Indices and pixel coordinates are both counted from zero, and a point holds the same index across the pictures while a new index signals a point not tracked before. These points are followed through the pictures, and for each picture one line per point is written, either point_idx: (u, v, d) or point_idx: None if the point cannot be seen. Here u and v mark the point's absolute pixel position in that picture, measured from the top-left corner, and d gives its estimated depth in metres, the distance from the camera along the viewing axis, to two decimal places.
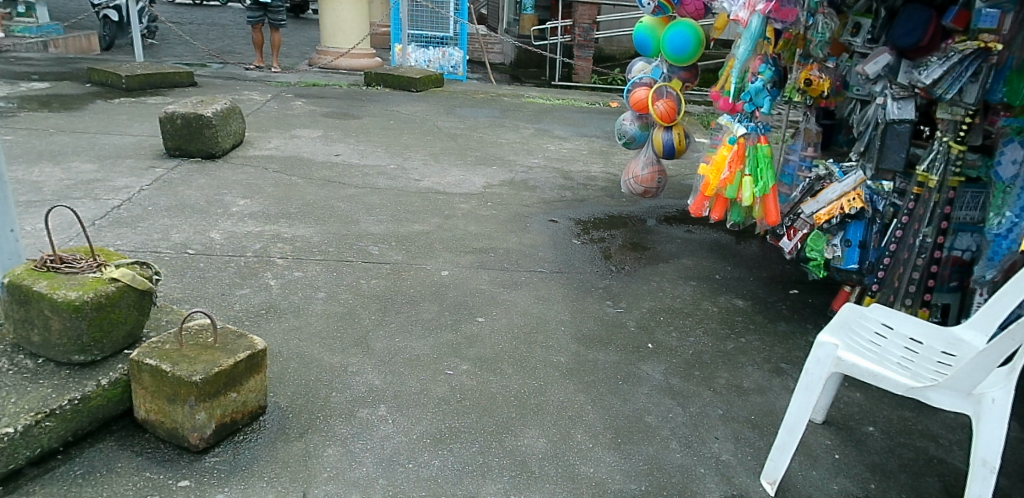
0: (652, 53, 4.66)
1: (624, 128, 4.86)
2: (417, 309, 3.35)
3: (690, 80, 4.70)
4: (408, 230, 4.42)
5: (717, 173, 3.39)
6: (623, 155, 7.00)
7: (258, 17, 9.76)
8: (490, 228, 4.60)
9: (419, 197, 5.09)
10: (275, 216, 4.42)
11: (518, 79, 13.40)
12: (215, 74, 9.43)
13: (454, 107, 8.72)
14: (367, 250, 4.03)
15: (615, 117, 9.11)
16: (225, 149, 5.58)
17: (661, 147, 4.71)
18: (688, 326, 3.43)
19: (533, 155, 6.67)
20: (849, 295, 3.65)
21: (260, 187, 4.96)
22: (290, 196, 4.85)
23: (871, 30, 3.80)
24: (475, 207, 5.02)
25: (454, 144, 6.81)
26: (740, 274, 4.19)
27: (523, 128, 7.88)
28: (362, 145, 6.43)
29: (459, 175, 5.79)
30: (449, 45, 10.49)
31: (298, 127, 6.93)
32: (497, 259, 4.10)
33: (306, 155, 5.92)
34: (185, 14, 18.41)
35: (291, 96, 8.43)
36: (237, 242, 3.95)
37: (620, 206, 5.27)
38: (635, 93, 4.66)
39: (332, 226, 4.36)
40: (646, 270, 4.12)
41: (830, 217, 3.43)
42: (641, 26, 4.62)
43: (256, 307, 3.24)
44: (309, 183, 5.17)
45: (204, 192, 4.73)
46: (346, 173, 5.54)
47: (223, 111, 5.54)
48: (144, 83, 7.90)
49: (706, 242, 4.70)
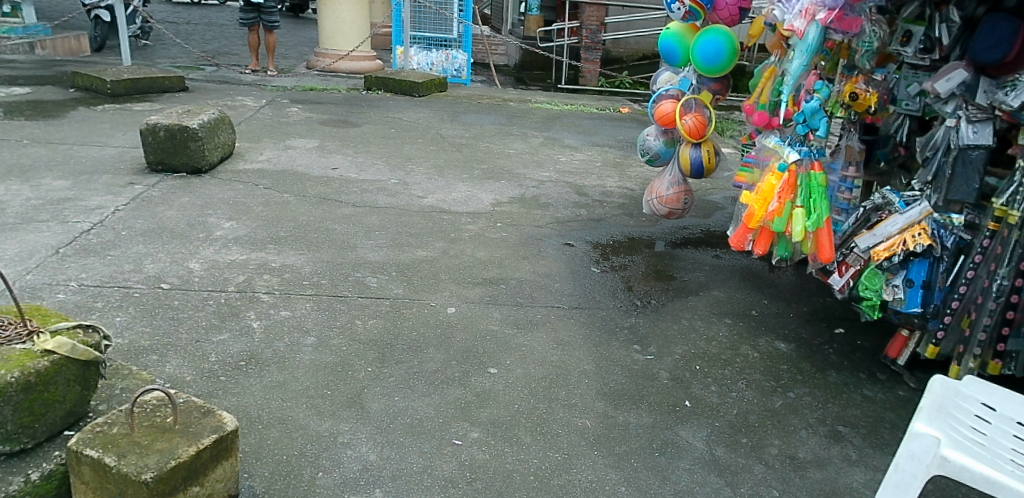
0: (680, 62, 4.26)
1: (648, 144, 4.46)
2: (419, 357, 2.94)
3: (720, 91, 4.31)
4: (410, 257, 4.02)
5: (764, 204, 2.98)
6: (639, 167, 6.58)
7: (253, 18, 9.37)
8: (499, 254, 4.19)
9: (421, 218, 4.68)
10: (263, 241, 4.01)
11: (523, 82, 12.99)
12: (207, 77, 9.04)
13: (458, 114, 8.31)
14: (365, 283, 3.61)
15: (626, 125, 8.69)
16: (212, 163, 5.19)
17: (688, 165, 4.33)
18: (728, 377, 3.01)
19: (544, 167, 6.25)
20: (907, 340, 3.21)
21: (249, 207, 4.55)
22: (282, 217, 4.44)
23: (924, 39, 3.31)
24: (483, 228, 4.62)
25: (459, 156, 6.40)
26: (778, 309, 3.77)
27: (531, 137, 7.46)
28: (361, 157, 6.02)
29: (464, 190, 5.38)
30: (453, 47, 10.08)
31: (293, 136, 6.53)
32: (509, 291, 3.69)
33: (300, 169, 5.52)
34: (183, 13, 18.04)
35: (287, 102, 8.03)
36: (218, 274, 3.55)
37: (640, 227, 4.86)
38: (661, 106, 4.26)
39: (327, 252, 3.95)
40: (674, 304, 3.70)
41: (892, 254, 3.02)
42: (668, 32, 4.23)
43: (235, 355, 2.83)
44: (303, 201, 4.77)
45: (186, 213, 4.33)
46: (343, 189, 5.14)
47: (210, 122, 5.16)
48: (131, 88, 7.52)
49: (737, 269, 4.28)
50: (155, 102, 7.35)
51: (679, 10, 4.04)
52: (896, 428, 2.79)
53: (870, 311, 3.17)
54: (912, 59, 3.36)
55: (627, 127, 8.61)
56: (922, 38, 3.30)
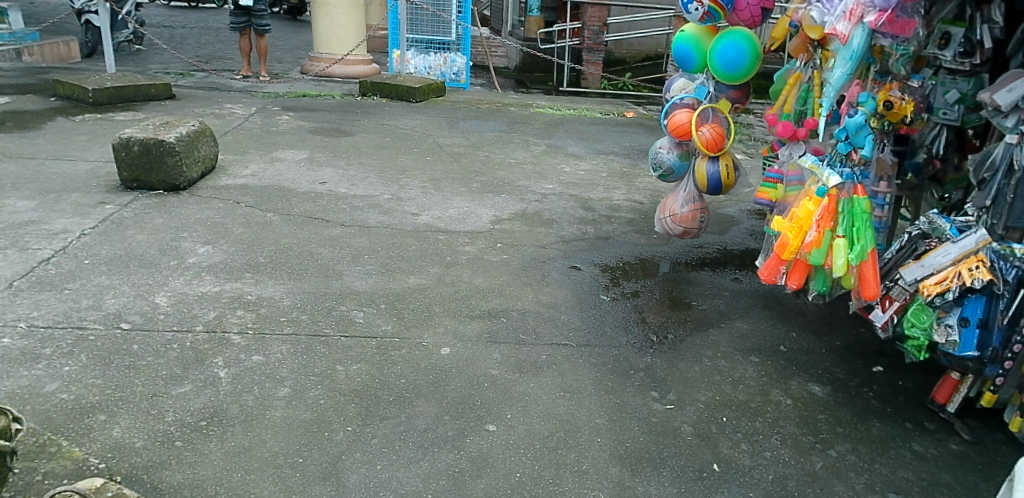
0: (695, 68, 3.89)
1: (660, 157, 4.05)
2: (408, 410, 2.59)
3: (740, 100, 3.94)
4: (401, 285, 3.66)
5: (800, 233, 2.63)
6: (647, 177, 6.22)
7: (243, 22, 9.05)
8: (500, 280, 3.83)
9: (415, 238, 4.33)
10: (241, 269, 3.66)
11: (524, 84, 12.63)
12: (196, 84, 8.69)
13: (457, 120, 7.96)
14: (350, 318, 3.25)
15: (631, 131, 8.33)
16: (191, 179, 4.84)
17: (705, 181, 3.95)
18: (760, 432, 2.65)
19: (546, 179, 5.89)
20: (958, 384, 2.84)
21: (228, 228, 4.20)
22: (263, 240, 4.08)
23: (966, 41, 2.91)
24: (482, 249, 4.26)
25: (457, 167, 6.05)
26: (807, 345, 3.41)
27: (533, 145, 7.11)
28: (353, 169, 5.67)
29: (462, 206, 5.03)
30: (452, 51, 9.73)
31: (282, 147, 6.18)
32: (510, 325, 3.33)
33: (287, 183, 5.16)
34: (177, 17, 17.70)
35: (278, 109, 7.69)
36: (186, 310, 3.19)
37: (653, 246, 4.49)
38: (675, 116, 3.88)
39: (310, 281, 3.59)
40: (694, 340, 3.35)
41: (944, 289, 2.65)
42: (682, 35, 3.85)
43: (196, 413, 2.47)
44: (288, 221, 4.42)
45: (159, 236, 3.97)
46: (332, 205, 4.78)
47: (189, 135, 4.81)
48: (114, 97, 7.18)
49: (759, 295, 3.92)
50: (139, 111, 7.00)
51: (696, 11, 3.63)
52: (953, 494, 2.44)
53: (916, 351, 2.81)
54: (950, 64, 2.96)
55: (633, 132, 8.25)
56: (962, 41, 2.92)
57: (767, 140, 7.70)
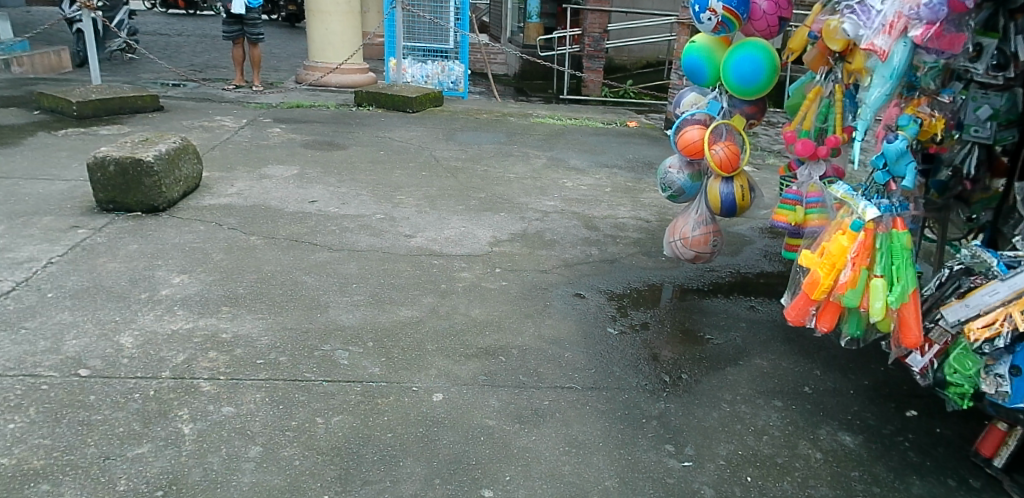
0: (708, 81, 3.60)
1: (670, 177, 3.74)
2: (394, 473, 2.33)
3: (755, 116, 3.65)
4: (391, 319, 3.37)
5: (833, 271, 2.36)
6: (653, 192, 5.95)
7: (235, 31, 8.79)
8: (499, 310, 3.55)
9: (408, 263, 4.04)
10: (218, 301, 3.38)
11: (524, 92, 12.37)
12: (186, 95, 8.42)
13: (455, 131, 7.69)
14: (334, 359, 2.97)
15: (634, 141, 8.07)
16: (172, 200, 4.57)
17: (718, 202, 3.66)
18: (787, 496, 2.41)
19: (548, 195, 5.62)
20: (1005, 436, 2.56)
21: (206, 254, 3.92)
22: (245, 267, 3.81)
23: (1000, 55, 2.50)
24: (479, 275, 3.98)
25: (454, 182, 5.77)
26: (833, 385, 3.14)
27: (534, 158, 6.83)
28: (344, 186, 5.39)
29: (459, 226, 4.75)
30: (450, 59, 9.47)
31: (271, 162, 5.91)
32: (510, 365, 3.05)
33: (273, 203, 4.89)
34: (173, 24, 17.45)
35: (270, 121, 7.43)
36: (154, 352, 2.91)
37: (662, 271, 4.21)
38: (686, 133, 3.57)
39: (293, 315, 3.31)
40: (711, 381, 3.08)
41: (994, 334, 2.33)
42: (693, 47, 3.58)
43: (152, 481, 2.24)
44: (273, 245, 4.14)
45: (132, 264, 3.70)
46: (320, 227, 4.51)
47: (169, 153, 4.55)
48: (99, 109, 6.91)
49: (778, 326, 3.64)
50: (125, 125, 6.74)
51: (710, 20, 3.36)
52: None
53: (959, 399, 2.55)
54: (982, 78, 2.56)
55: (636, 143, 7.99)
56: (995, 53, 2.50)
57: (775, 150, 7.43)
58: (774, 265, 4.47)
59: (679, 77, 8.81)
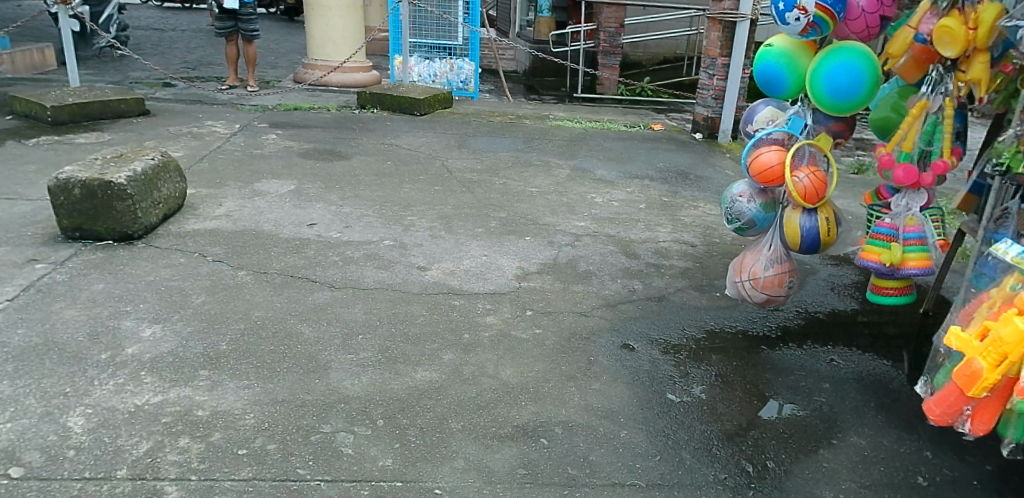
0: (789, 93, 3.04)
1: (738, 207, 3.19)
2: None
3: (842, 134, 3.10)
4: (405, 384, 2.76)
5: (1005, 364, 1.76)
6: (692, 210, 5.36)
7: (229, 27, 8.18)
8: (535, 369, 2.94)
9: (423, 305, 3.44)
10: (195, 361, 2.78)
11: (536, 91, 11.76)
12: (176, 97, 7.82)
13: (467, 137, 7.08)
14: (336, 446, 2.36)
15: (661, 147, 7.47)
16: (150, 225, 3.98)
17: (798, 237, 3.10)
18: None
19: (576, 213, 5.02)
20: None
21: (186, 296, 3.32)
22: (229, 311, 3.21)
23: None
24: (508, 320, 3.37)
25: (470, 199, 5.18)
26: (951, 473, 2.52)
27: (556, 168, 6.23)
28: (347, 204, 4.80)
29: (479, 255, 4.15)
30: (459, 57, 8.86)
31: (265, 175, 5.32)
32: (555, 450, 2.44)
33: (266, 226, 4.30)
34: (169, 20, 16.87)
35: (266, 126, 6.83)
36: (108, 440, 2.32)
37: (719, 314, 3.60)
38: (762, 156, 3.03)
39: (285, 379, 2.70)
40: (803, 470, 2.47)
41: None
42: (770, 52, 3.04)
43: None
44: (266, 282, 3.55)
45: (94, 311, 3.10)
46: (319, 257, 3.91)
47: (145, 172, 3.97)
48: (78, 115, 6.32)
49: (867, 387, 3.03)
50: (106, 132, 6.15)
51: (798, 20, 2.73)
52: None
53: None
54: None
55: (663, 149, 7.38)
56: None
57: None
58: (845, 303, 3.85)
59: (707, 76, 8.19)
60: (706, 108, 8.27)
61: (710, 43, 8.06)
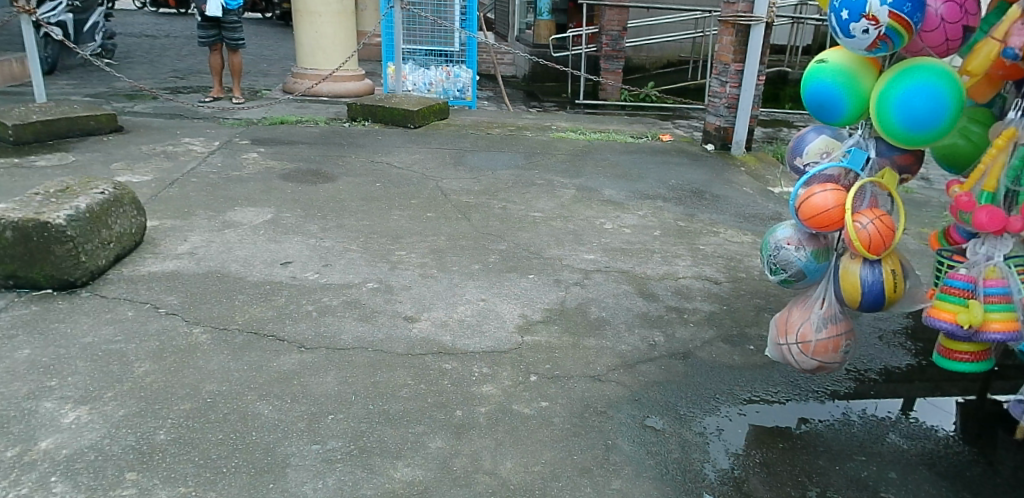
0: (848, 118, 2.53)
1: (784, 255, 2.74)
2: None
3: (909, 169, 2.61)
4: (382, 488, 2.24)
5: None
6: (712, 237, 4.84)
7: (212, 36, 7.67)
8: (540, 461, 2.43)
9: (408, 370, 2.92)
10: (122, 460, 2.28)
11: (537, 97, 11.24)
12: (155, 111, 7.31)
13: (464, 153, 6.57)
14: None
15: (673, 161, 6.94)
16: (97, 269, 3.46)
17: (858, 293, 2.59)
18: None
19: (584, 244, 4.50)
20: None
21: (127, 363, 2.80)
22: (175, 385, 2.69)
23: None
24: (508, 389, 2.85)
25: (467, 228, 4.65)
26: None
27: (560, 187, 5.70)
28: (328, 237, 4.28)
29: (476, 300, 3.62)
30: (455, 63, 8.34)
31: (240, 201, 4.80)
32: None
33: (234, 266, 3.77)
34: (162, 24, 16.36)
35: (247, 142, 6.31)
36: None
37: (756, 377, 3.09)
38: (816, 197, 2.52)
39: (230, 486, 2.19)
40: None
41: None
42: (824, 70, 2.52)
43: None
44: (225, 341, 3.02)
45: (10, 389, 2.59)
46: (290, 306, 3.38)
47: (91, 207, 3.44)
48: (42, 133, 5.81)
49: (942, 477, 2.52)
50: (71, 152, 5.63)
51: (866, 33, 2.22)
52: None
53: None
54: None
55: (675, 163, 6.86)
56: None
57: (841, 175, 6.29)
58: (899, 358, 3.33)
59: (720, 84, 7.65)
60: (719, 117, 7.72)
61: (723, 47, 7.51)
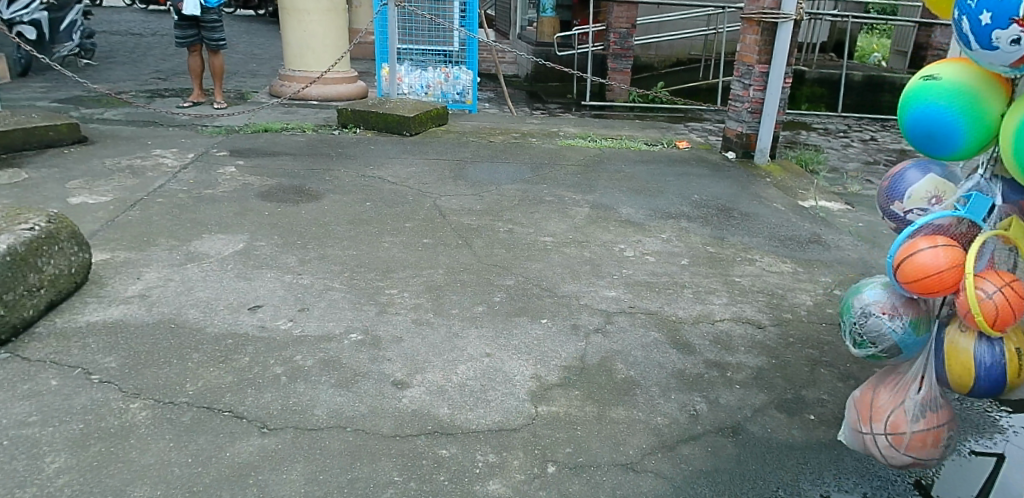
0: (970, 150, 1.98)
1: (874, 324, 2.21)
2: None
3: None
4: None
5: None
6: (747, 266, 4.25)
7: (192, 36, 7.07)
8: None
9: (394, 460, 2.34)
10: None
11: (541, 99, 10.64)
12: (128, 117, 6.71)
13: (465, 164, 5.96)
14: None
15: (692, 172, 6.35)
16: (20, 323, 2.87)
17: (971, 375, 2.05)
18: None
19: (603, 277, 3.90)
20: None
21: (37, 459, 2.22)
22: (96, 492, 2.11)
23: None
24: (519, 487, 2.27)
25: (469, 258, 4.05)
26: None
27: (572, 206, 5.12)
28: (307, 271, 3.69)
29: (479, 356, 3.02)
30: (454, 65, 7.75)
31: (209, 226, 4.21)
32: None
33: (193, 313, 3.18)
34: (151, 22, 15.73)
35: (226, 154, 5.72)
36: None
37: (824, 463, 2.52)
38: (922, 255, 1.93)
39: None
40: None
41: None
42: (936, 92, 1.97)
43: None
44: (167, 421, 2.43)
45: None
46: (255, 368, 2.79)
47: (13, 247, 2.83)
48: None
49: None
50: (25, 167, 5.04)
51: (1016, 43, 1.75)
52: None
53: None
54: None
55: (696, 175, 6.27)
56: None
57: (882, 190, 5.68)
58: (990, 429, 2.75)
59: (742, 87, 7.05)
60: (740, 123, 7.12)
61: (745, 47, 6.91)
